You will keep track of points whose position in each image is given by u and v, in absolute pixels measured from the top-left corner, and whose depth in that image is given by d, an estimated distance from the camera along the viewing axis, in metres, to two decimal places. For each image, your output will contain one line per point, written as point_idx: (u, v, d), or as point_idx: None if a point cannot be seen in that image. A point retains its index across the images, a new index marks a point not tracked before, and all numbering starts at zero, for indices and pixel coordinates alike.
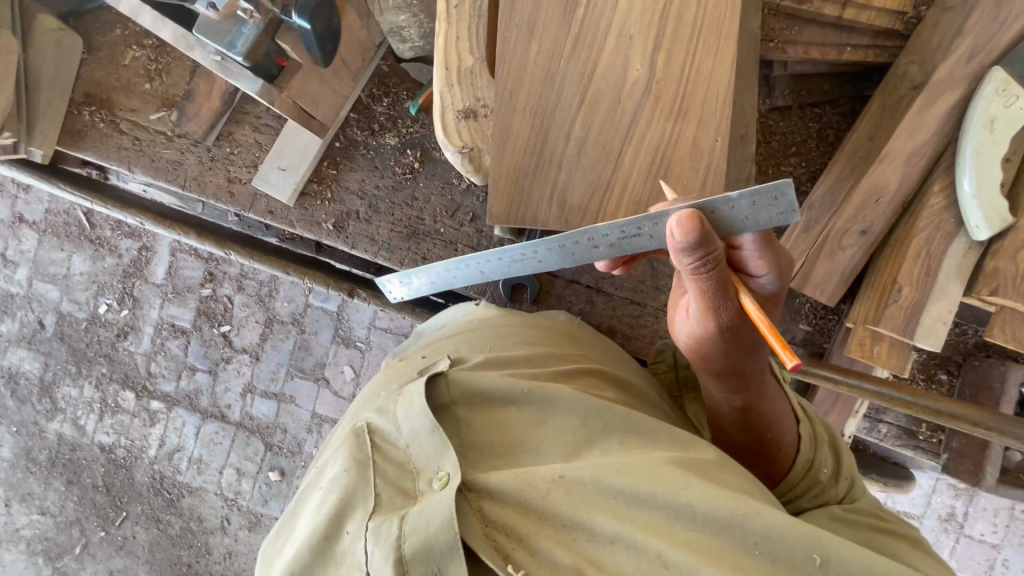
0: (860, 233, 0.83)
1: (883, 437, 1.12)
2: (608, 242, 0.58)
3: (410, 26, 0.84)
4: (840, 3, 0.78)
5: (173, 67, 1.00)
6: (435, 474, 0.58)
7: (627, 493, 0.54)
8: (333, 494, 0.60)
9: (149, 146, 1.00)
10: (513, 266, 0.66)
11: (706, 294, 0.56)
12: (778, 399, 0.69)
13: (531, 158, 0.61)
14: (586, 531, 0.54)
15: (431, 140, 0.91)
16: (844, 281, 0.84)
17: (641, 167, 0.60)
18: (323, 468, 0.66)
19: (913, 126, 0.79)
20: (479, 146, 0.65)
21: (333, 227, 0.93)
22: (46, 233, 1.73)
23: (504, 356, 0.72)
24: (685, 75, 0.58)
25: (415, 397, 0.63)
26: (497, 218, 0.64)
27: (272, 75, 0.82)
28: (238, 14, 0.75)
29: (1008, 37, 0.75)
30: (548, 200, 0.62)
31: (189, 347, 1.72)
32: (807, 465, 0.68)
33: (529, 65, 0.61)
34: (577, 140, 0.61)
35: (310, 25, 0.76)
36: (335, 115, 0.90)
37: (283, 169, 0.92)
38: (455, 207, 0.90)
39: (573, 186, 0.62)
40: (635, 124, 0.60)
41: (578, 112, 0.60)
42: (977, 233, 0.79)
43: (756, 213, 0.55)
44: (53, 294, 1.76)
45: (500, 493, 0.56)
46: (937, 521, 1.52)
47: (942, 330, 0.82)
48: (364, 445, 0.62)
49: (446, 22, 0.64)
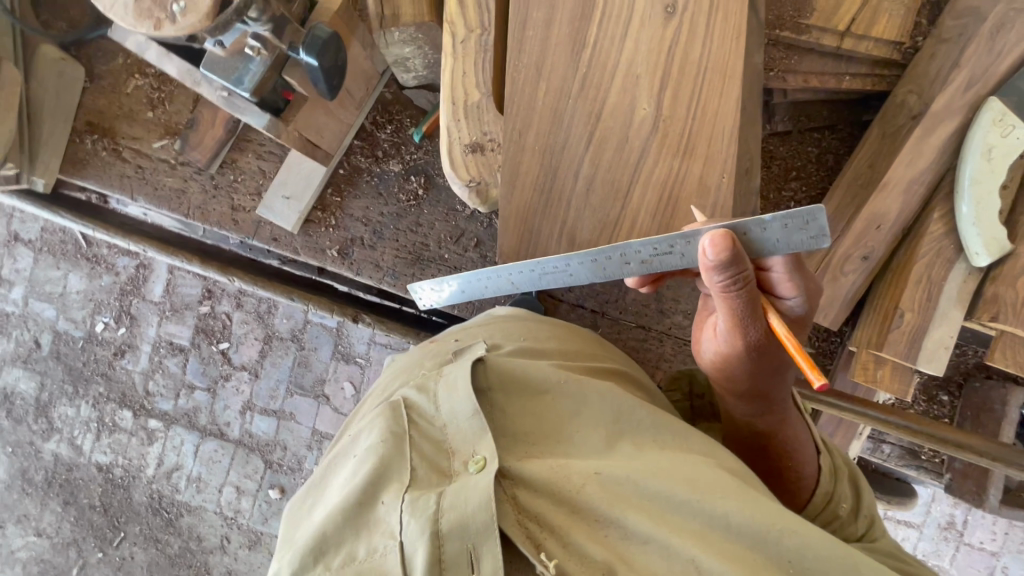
0: (862, 259, 0.84)
1: (887, 457, 1.14)
2: (640, 258, 0.58)
3: (415, 58, 0.79)
4: (838, 34, 0.80)
5: (176, 95, 1.00)
6: (472, 457, 0.59)
7: (664, 496, 0.55)
8: (366, 466, 0.60)
9: (152, 174, 1.00)
10: (542, 279, 0.63)
11: (736, 312, 0.56)
12: (796, 423, 0.71)
13: (540, 197, 0.63)
14: (620, 529, 0.55)
15: (435, 166, 0.92)
16: (847, 306, 0.85)
17: (648, 206, 0.61)
18: (352, 444, 0.65)
19: (912, 155, 0.81)
20: (486, 180, 0.66)
21: (337, 253, 0.94)
22: (42, 252, 1.72)
23: (534, 353, 0.73)
24: (692, 114, 0.59)
25: (458, 379, 0.64)
26: (507, 254, 0.66)
27: (278, 107, 0.81)
28: (245, 50, 0.72)
29: (1004, 68, 0.76)
30: (557, 238, 0.64)
31: (188, 364, 1.71)
32: (827, 499, 0.69)
33: (537, 105, 0.61)
34: (585, 179, 0.62)
35: (318, 62, 0.72)
36: (339, 143, 0.91)
37: (288, 198, 0.93)
38: (459, 233, 0.91)
39: (582, 223, 0.63)
40: (642, 163, 0.61)
41: (586, 151, 0.61)
42: (977, 259, 0.80)
43: (787, 236, 0.55)
44: (49, 312, 1.74)
45: (537, 482, 0.57)
46: (937, 529, 1.54)
47: (945, 355, 0.83)
48: (399, 420, 0.62)
49: (453, 57, 0.65)
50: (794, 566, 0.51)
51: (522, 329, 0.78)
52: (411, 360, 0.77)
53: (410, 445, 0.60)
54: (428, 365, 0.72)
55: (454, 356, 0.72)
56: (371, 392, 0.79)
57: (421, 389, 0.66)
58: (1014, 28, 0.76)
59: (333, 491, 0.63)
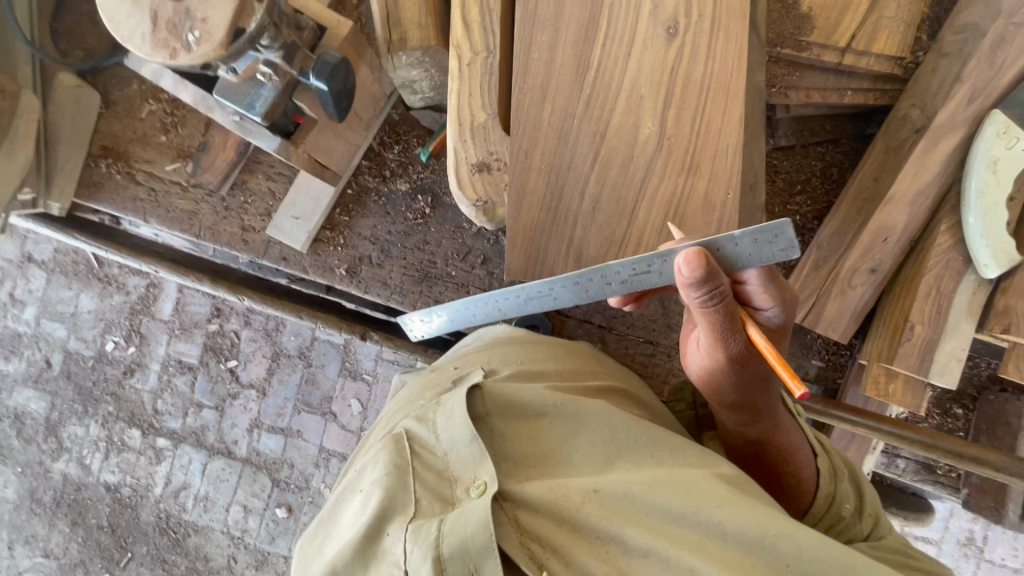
0: (870, 271, 0.83)
1: (902, 472, 1.12)
2: (620, 279, 0.59)
3: (422, 80, 0.81)
4: (839, 50, 0.81)
5: (188, 119, 1.03)
6: (473, 482, 0.59)
7: (663, 509, 0.56)
8: (371, 499, 0.61)
9: (165, 197, 1.02)
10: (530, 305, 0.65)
11: (715, 326, 0.58)
12: (790, 428, 0.72)
13: (546, 214, 0.63)
14: (619, 543, 0.55)
15: (442, 186, 0.94)
16: (855, 320, 0.85)
17: (654, 222, 0.61)
18: (359, 474, 0.66)
19: (917, 168, 0.81)
20: (493, 199, 0.67)
21: (346, 272, 0.94)
22: (55, 272, 1.74)
23: (532, 371, 0.74)
24: (695, 132, 0.60)
25: (456, 407, 0.65)
26: (513, 272, 0.66)
27: (289, 131, 0.83)
28: (257, 77, 0.73)
29: (1006, 81, 0.77)
30: (564, 255, 0.64)
31: (196, 383, 1.72)
32: (829, 498, 0.70)
33: (542, 124, 0.62)
34: (591, 197, 0.62)
35: (327, 86, 0.73)
36: (347, 164, 0.92)
37: (297, 218, 0.94)
38: (467, 251, 0.92)
39: (588, 240, 0.63)
40: (648, 180, 0.61)
41: (591, 169, 0.62)
42: (987, 271, 0.79)
43: (758, 250, 0.57)
44: (60, 332, 1.76)
45: (536, 501, 0.57)
46: (955, 545, 1.51)
47: (957, 367, 0.82)
48: (403, 451, 0.63)
49: (459, 79, 0.66)
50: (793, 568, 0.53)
51: (519, 350, 0.79)
52: (416, 389, 0.77)
53: (413, 476, 0.61)
54: (432, 390, 0.73)
55: (454, 382, 0.73)
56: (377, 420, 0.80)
57: (421, 418, 0.66)
58: (1014, 43, 0.76)
59: (343, 521, 0.64)
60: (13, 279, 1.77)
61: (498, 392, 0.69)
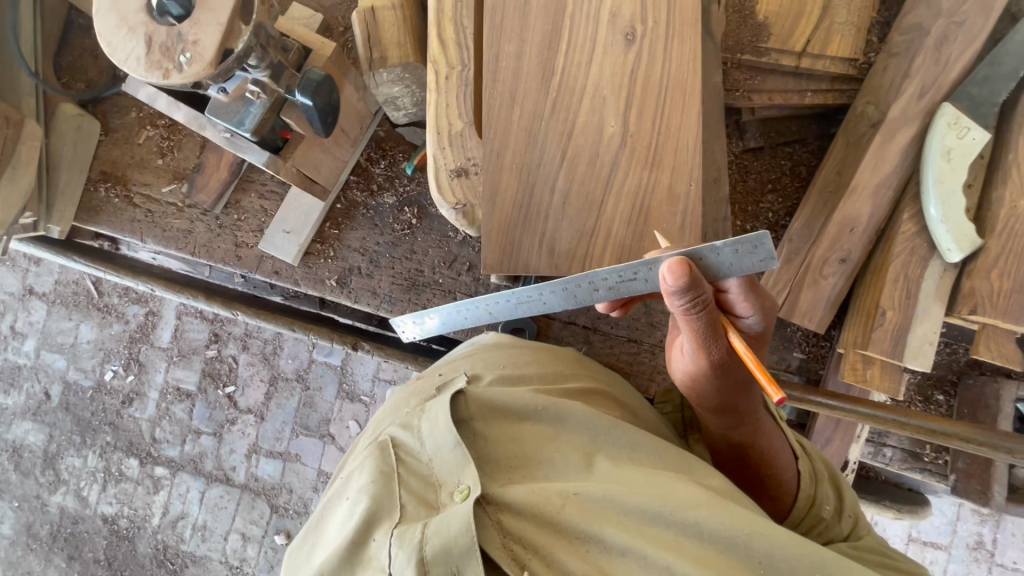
0: (840, 261, 0.86)
1: (889, 461, 1.09)
2: (607, 285, 0.62)
3: (404, 96, 0.85)
4: (795, 54, 0.86)
5: (184, 143, 1.07)
6: (457, 487, 0.59)
7: (639, 509, 0.57)
8: (359, 506, 0.61)
9: (161, 217, 1.05)
10: (519, 308, 0.70)
11: (699, 332, 0.61)
12: (772, 432, 0.74)
13: (519, 211, 0.65)
14: (598, 543, 0.55)
15: (427, 197, 0.97)
16: (830, 309, 0.87)
17: (622, 214, 0.64)
18: (346, 483, 0.66)
19: (876, 160, 0.84)
20: (471, 202, 0.70)
21: (336, 283, 0.97)
22: (55, 304, 1.77)
23: (518, 376, 0.74)
24: (656, 128, 0.63)
25: (440, 415, 0.65)
26: (491, 267, 0.67)
27: (278, 146, 0.88)
28: (246, 95, 0.77)
29: (951, 77, 0.82)
30: (538, 249, 0.66)
31: (194, 410, 1.72)
32: (810, 500, 0.72)
33: (513, 126, 0.65)
34: (561, 192, 0.65)
35: (312, 101, 0.79)
36: (335, 179, 0.95)
37: (287, 232, 0.97)
38: (453, 258, 0.94)
39: (560, 234, 0.65)
40: (614, 175, 0.64)
41: (561, 166, 0.65)
42: (950, 255, 0.82)
43: (739, 260, 0.58)
44: (60, 363, 1.78)
45: (517, 505, 0.57)
46: (966, 549, 1.49)
47: (930, 351, 0.83)
48: (389, 457, 0.63)
49: (436, 92, 0.70)
50: (764, 563, 0.54)
51: (505, 355, 0.78)
52: (401, 397, 0.77)
53: (399, 481, 0.62)
54: (417, 397, 0.73)
55: (440, 389, 0.73)
56: (366, 429, 0.80)
57: (407, 425, 0.67)
58: (956, 41, 0.81)
59: (331, 529, 0.64)
60: (14, 312, 1.79)
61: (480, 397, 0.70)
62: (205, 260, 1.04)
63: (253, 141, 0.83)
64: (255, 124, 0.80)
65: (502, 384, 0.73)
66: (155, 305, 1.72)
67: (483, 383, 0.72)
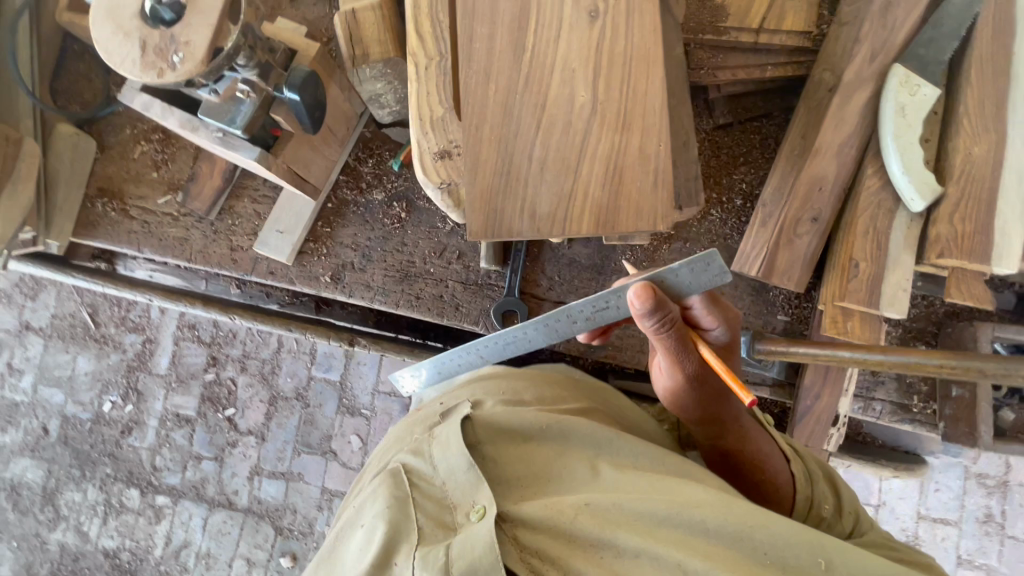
0: (812, 220, 0.90)
1: (880, 415, 1.10)
2: (585, 316, 0.78)
3: (387, 92, 0.90)
4: (753, 31, 0.90)
5: (178, 155, 1.10)
6: (471, 507, 0.62)
7: (648, 513, 0.58)
8: (376, 528, 0.63)
9: (158, 227, 1.08)
10: (507, 347, 0.88)
11: (670, 348, 0.71)
12: (760, 440, 0.79)
13: (500, 179, 0.68)
14: (611, 548, 0.57)
15: (415, 192, 1.02)
16: (807, 265, 0.91)
17: (597, 176, 0.67)
18: (359, 510, 0.68)
19: (836, 121, 0.89)
20: (455, 180, 0.73)
21: (331, 279, 1.02)
22: (52, 337, 1.77)
23: (522, 399, 0.78)
24: (624, 94, 0.67)
25: (450, 438, 0.68)
26: (476, 235, 0.70)
27: (268, 144, 0.90)
28: (237, 94, 0.81)
29: (898, 40, 0.87)
30: (520, 215, 0.69)
31: (194, 435, 1.71)
32: (809, 502, 0.75)
33: (488, 102, 0.69)
34: (538, 159, 0.68)
35: (299, 96, 0.81)
36: (325, 178, 0.99)
37: (281, 232, 1.01)
38: (442, 248, 1.00)
39: (540, 198, 0.68)
40: (587, 140, 0.67)
41: (536, 135, 0.68)
42: (913, 204, 0.87)
43: (695, 279, 0.70)
44: (58, 397, 1.77)
45: (531, 519, 0.59)
46: (976, 524, 1.49)
47: (904, 296, 0.88)
48: (401, 481, 0.66)
49: (417, 81, 0.73)
50: (774, 558, 0.55)
51: (507, 385, 0.83)
52: (405, 428, 0.81)
53: (415, 505, 0.64)
54: (425, 426, 0.77)
55: (446, 416, 0.76)
56: (369, 462, 0.82)
57: (419, 451, 0.70)
58: (898, 6, 0.87)
59: (348, 554, 0.65)
60: (11, 348, 1.79)
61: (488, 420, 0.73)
62: (201, 265, 1.07)
63: (245, 138, 0.85)
64: (246, 122, 0.83)
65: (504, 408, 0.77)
66: (153, 332, 1.73)
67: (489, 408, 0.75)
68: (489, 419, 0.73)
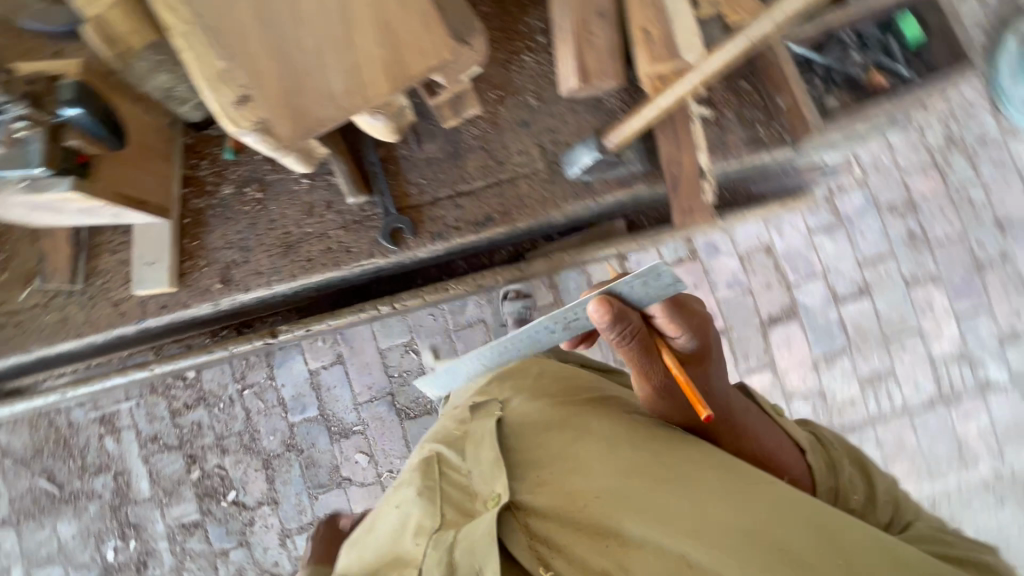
0: (598, 17, 1.02)
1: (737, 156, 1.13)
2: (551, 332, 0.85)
3: (176, 83, 0.94)
4: None
5: (19, 249, 1.08)
6: (490, 495, 0.80)
7: (649, 505, 0.71)
8: (411, 512, 0.82)
9: (30, 322, 1.08)
10: (498, 358, 0.95)
11: (639, 365, 0.78)
12: (723, 380, 0.89)
13: (293, 83, 0.76)
14: (618, 536, 0.70)
15: (261, 171, 1.10)
16: (613, 56, 1.03)
17: (369, 38, 0.77)
18: (393, 498, 0.88)
19: None
20: (265, 117, 0.75)
21: (222, 284, 1.08)
22: (21, 521, 1.67)
23: (557, 419, 0.89)
24: None
25: (480, 438, 0.88)
26: (295, 140, 0.79)
27: (81, 174, 0.87)
28: (16, 136, 0.80)
29: None
30: (323, 104, 0.78)
31: (210, 534, 1.66)
32: (834, 490, 0.88)
33: (245, 21, 0.72)
34: (314, 48, 0.76)
35: (81, 109, 0.81)
36: (167, 194, 1.05)
37: (150, 262, 1.05)
38: (310, 207, 1.09)
39: (333, 79, 0.78)
40: (344, 10, 0.76)
41: (301, 29, 0.74)
42: None
43: (647, 290, 0.76)
44: (57, 572, 1.67)
45: (545, 511, 0.75)
46: (904, 245, 1.65)
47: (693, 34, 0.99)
48: (433, 469, 0.88)
49: (182, 47, 0.71)
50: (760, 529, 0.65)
51: (533, 405, 0.94)
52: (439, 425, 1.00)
53: (441, 494, 0.83)
54: (447, 439, 0.93)
55: (472, 433, 0.91)
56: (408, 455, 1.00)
57: (455, 455, 0.89)
58: None
59: (382, 524, 0.85)
60: None
61: (513, 425, 0.91)
62: (94, 334, 1.08)
63: (50, 175, 0.83)
64: (41, 158, 0.81)
65: (525, 417, 0.93)
66: (117, 468, 1.66)
67: (514, 416, 0.93)
68: (520, 437, 0.88)
